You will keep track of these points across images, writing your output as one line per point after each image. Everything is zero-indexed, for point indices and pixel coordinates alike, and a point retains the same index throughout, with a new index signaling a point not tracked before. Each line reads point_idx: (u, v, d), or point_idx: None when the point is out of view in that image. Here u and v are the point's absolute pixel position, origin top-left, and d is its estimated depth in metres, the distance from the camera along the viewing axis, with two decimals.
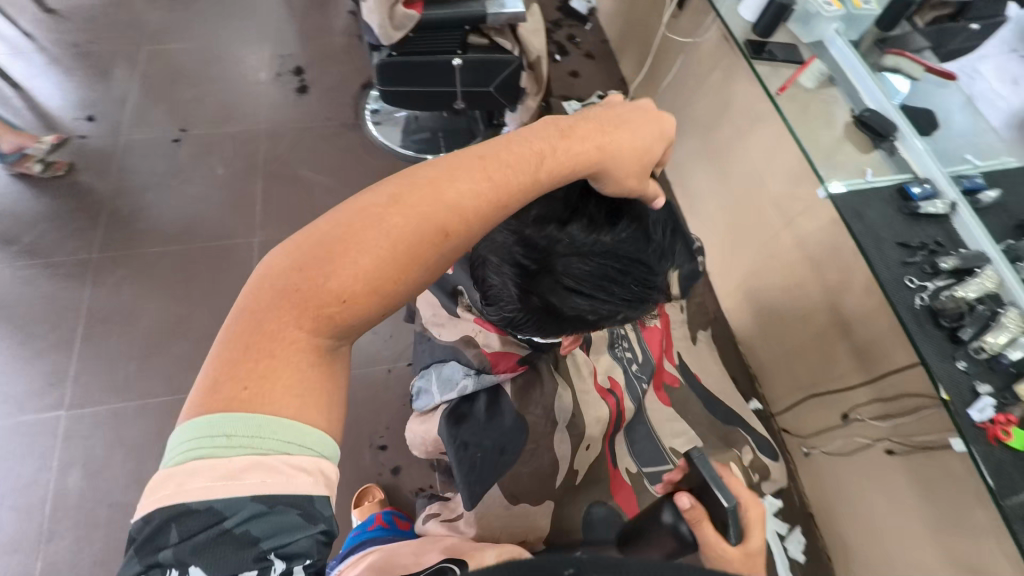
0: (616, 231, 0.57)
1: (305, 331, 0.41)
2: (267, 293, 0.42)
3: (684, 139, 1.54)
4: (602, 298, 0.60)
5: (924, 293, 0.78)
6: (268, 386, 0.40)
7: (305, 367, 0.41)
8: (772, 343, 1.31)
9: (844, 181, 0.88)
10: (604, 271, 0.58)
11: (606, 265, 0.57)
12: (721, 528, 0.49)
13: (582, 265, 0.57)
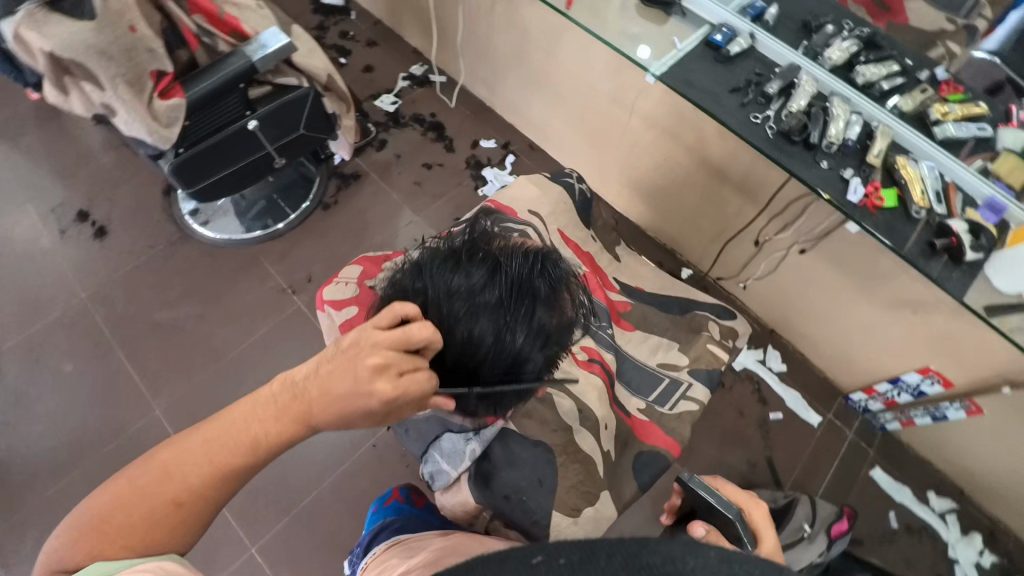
0: (503, 339, 0.65)
1: (192, 493, 0.52)
2: (169, 457, 0.52)
3: (503, 79, 1.53)
4: (495, 336, 0.65)
5: (771, 120, 0.86)
6: (157, 522, 0.51)
7: (199, 509, 0.53)
8: (672, 216, 1.41)
9: (662, 59, 0.93)
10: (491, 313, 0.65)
11: (492, 300, 0.65)
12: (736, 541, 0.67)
13: (465, 302, 0.65)
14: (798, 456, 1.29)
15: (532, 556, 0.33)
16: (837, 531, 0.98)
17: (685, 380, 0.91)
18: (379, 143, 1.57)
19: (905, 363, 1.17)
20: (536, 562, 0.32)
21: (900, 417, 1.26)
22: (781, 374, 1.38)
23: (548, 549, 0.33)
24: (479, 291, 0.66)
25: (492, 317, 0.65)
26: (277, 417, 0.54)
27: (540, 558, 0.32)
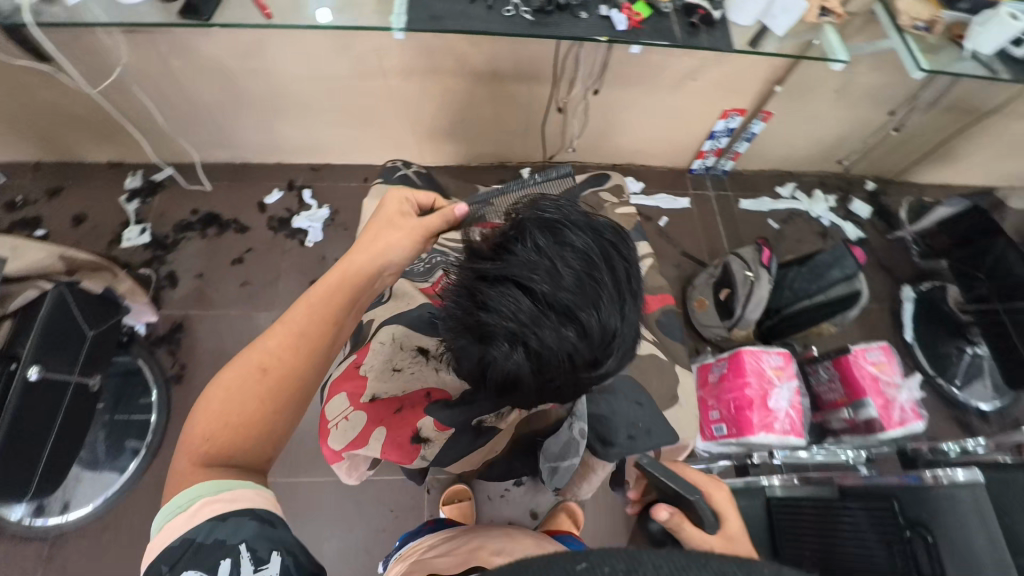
0: (532, 300, 0.53)
1: (274, 359, 0.59)
2: (234, 397, 0.57)
3: (235, 129, 1.32)
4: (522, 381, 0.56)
5: (520, 6, 0.90)
6: (246, 394, 0.56)
7: (244, 381, 0.57)
8: (481, 136, 1.43)
9: (396, 12, 0.90)
10: (522, 354, 0.53)
11: (521, 347, 0.53)
12: (700, 523, 0.65)
13: (500, 348, 0.54)
14: (697, 234, 1.53)
15: (577, 564, 0.27)
16: (766, 261, 1.16)
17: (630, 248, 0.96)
18: (169, 279, 1.31)
19: (711, 119, 1.40)
20: (581, 570, 0.26)
21: (730, 156, 1.53)
22: (644, 190, 1.57)
23: (596, 552, 0.27)
24: (501, 333, 0.53)
25: (530, 355, 0.53)
26: (327, 298, 0.63)
27: (585, 565, 0.27)
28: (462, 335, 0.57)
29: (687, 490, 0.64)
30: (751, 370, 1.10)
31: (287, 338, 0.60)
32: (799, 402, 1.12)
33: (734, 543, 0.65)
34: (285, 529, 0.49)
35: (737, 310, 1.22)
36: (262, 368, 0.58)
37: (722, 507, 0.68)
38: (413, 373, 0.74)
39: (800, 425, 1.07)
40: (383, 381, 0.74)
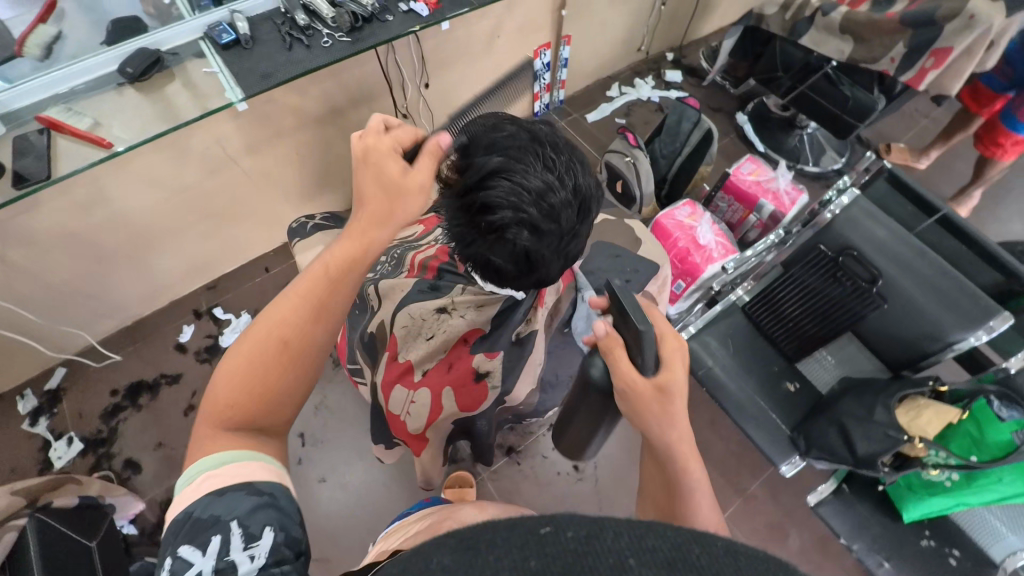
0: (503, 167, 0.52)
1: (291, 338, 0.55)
2: (260, 348, 0.54)
3: (111, 291, 1.23)
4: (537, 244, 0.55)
5: (335, 33, 0.97)
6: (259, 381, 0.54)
7: (265, 337, 0.55)
8: (351, 174, 1.48)
9: (227, 86, 0.92)
10: (535, 206, 0.52)
11: (530, 197, 0.52)
12: (630, 357, 0.56)
13: (508, 208, 0.52)
14: None
15: (543, 523, 0.23)
16: (633, 142, 1.40)
17: None
18: (130, 467, 1.19)
19: (529, 62, 1.56)
20: (545, 535, 0.22)
21: (559, 86, 1.71)
22: None
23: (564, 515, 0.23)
24: (508, 188, 0.52)
25: (545, 209, 0.53)
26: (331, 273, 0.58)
27: (550, 528, 0.22)
28: (463, 214, 0.55)
29: (641, 324, 0.53)
30: (672, 227, 1.30)
31: (303, 314, 0.56)
32: (722, 232, 1.31)
33: (658, 389, 0.55)
34: (286, 505, 0.50)
35: (637, 192, 1.40)
36: (286, 325, 0.55)
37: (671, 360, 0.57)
38: (447, 331, 0.63)
39: (729, 244, 1.28)
40: (421, 352, 0.64)
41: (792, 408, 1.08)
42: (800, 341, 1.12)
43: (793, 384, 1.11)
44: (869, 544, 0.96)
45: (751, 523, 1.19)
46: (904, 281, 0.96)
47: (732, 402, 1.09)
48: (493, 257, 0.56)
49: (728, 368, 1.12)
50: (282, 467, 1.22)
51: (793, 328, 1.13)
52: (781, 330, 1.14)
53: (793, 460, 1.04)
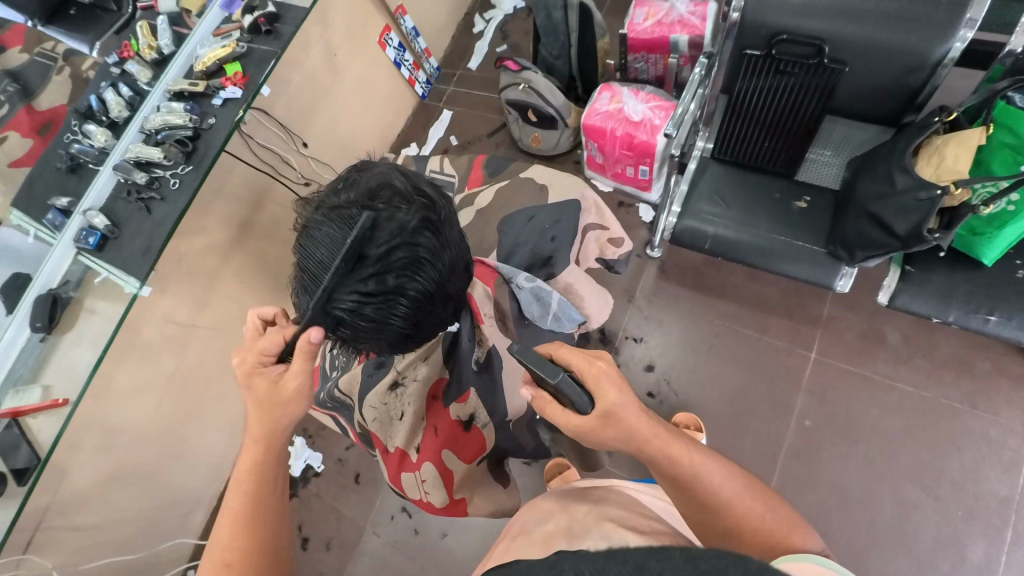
0: (397, 191, 0.49)
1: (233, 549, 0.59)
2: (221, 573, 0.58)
3: (179, 492, 1.28)
4: (385, 259, 0.46)
5: (176, 168, 0.92)
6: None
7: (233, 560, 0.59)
8: None
9: (122, 281, 0.90)
10: (356, 221, 0.47)
11: (340, 239, 0.46)
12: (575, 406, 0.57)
13: (386, 219, 0.47)
14: (478, 116, 1.59)
15: None
16: (517, 66, 1.27)
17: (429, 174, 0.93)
18: None
19: (381, 55, 1.44)
20: None
21: (425, 57, 1.59)
22: (420, 145, 1.62)
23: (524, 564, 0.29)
24: (350, 215, 0.47)
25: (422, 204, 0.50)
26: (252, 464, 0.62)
27: None
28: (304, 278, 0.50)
29: (552, 376, 0.54)
30: (603, 121, 1.19)
31: (239, 520, 0.60)
32: (651, 94, 1.18)
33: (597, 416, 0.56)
34: None
35: (551, 111, 1.29)
36: (240, 547, 0.59)
37: (602, 386, 0.56)
38: (411, 400, 0.61)
39: (665, 101, 1.16)
40: (404, 432, 0.61)
41: (813, 221, 0.97)
42: (784, 153, 1.00)
43: (801, 198, 0.99)
44: (973, 307, 0.85)
45: (844, 345, 1.11)
46: (849, 31, 0.82)
47: (749, 253, 0.99)
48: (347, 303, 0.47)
49: (729, 225, 1.01)
50: (407, 542, 1.25)
51: (768, 145, 1.00)
52: (758, 153, 1.02)
53: (845, 270, 0.93)
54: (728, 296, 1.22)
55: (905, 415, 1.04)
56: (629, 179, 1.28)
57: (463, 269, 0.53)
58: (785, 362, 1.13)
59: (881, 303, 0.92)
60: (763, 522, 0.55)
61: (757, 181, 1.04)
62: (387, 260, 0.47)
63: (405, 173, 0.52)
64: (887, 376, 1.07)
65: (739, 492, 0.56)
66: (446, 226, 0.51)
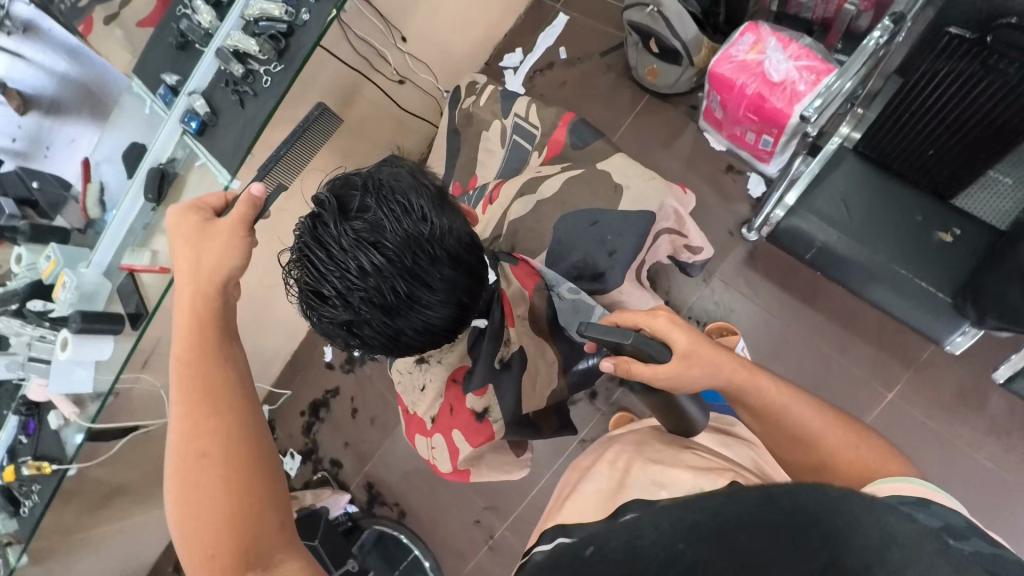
0: (384, 209, 0.48)
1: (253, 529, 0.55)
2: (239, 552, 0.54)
3: (261, 346, 1.49)
4: (378, 256, 0.47)
5: (269, 65, 0.92)
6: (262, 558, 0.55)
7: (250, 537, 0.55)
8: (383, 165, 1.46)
9: (216, 172, 0.96)
10: (380, 198, 0.49)
11: (320, 247, 0.48)
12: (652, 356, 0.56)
13: (360, 242, 0.47)
14: (597, 26, 1.39)
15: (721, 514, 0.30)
16: None
17: (511, 119, 0.84)
18: (335, 465, 1.51)
19: None
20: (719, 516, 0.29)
21: None
22: (525, 51, 1.46)
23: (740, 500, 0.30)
24: (333, 226, 0.48)
25: (406, 225, 0.48)
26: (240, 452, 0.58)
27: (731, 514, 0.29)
28: (309, 254, 0.49)
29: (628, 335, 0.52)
30: (733, 73, 1.00)
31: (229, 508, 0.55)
32: (803, 50, 0.96)
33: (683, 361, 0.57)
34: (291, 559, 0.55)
35: (675, 44, 1.10)
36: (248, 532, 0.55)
37: (670, 332, 0.58)
38: (432, 377, 0.61)
39: (820, 62, 0.94)
40: (423, 402, 0.63)
41: (952, 261, 0.80)
42: (948, 168, 0.80)
43: (950, 229, 0.81)
44: None
45: (934, 395, 0.98)
46: None
47: (854, 276, 0.86)
48: (362, 274, 0.47)
49: (842, 238, 0.87)
50: None
51: (932, 154, 0.80)
52: (913, 159, 0.83)
53: (967, 329, 0.79)
54: (816, 304, 1.08)
55: (974, 486, 0.94)
56: (749, 145, 1.10)
57: (451, 300, 0.51)
58: (855, 392, 1.03)
59: (998, 377, 0.79)
60: (860, 449, 0.57)
61: (899, 193, 0.86)
62: (356, 282, 0.48)
63: (408, 182, 0.50)
64: (971, 442, 0.95)
65: (830, 422, 0.59)
66: (431, 252, 0.49)
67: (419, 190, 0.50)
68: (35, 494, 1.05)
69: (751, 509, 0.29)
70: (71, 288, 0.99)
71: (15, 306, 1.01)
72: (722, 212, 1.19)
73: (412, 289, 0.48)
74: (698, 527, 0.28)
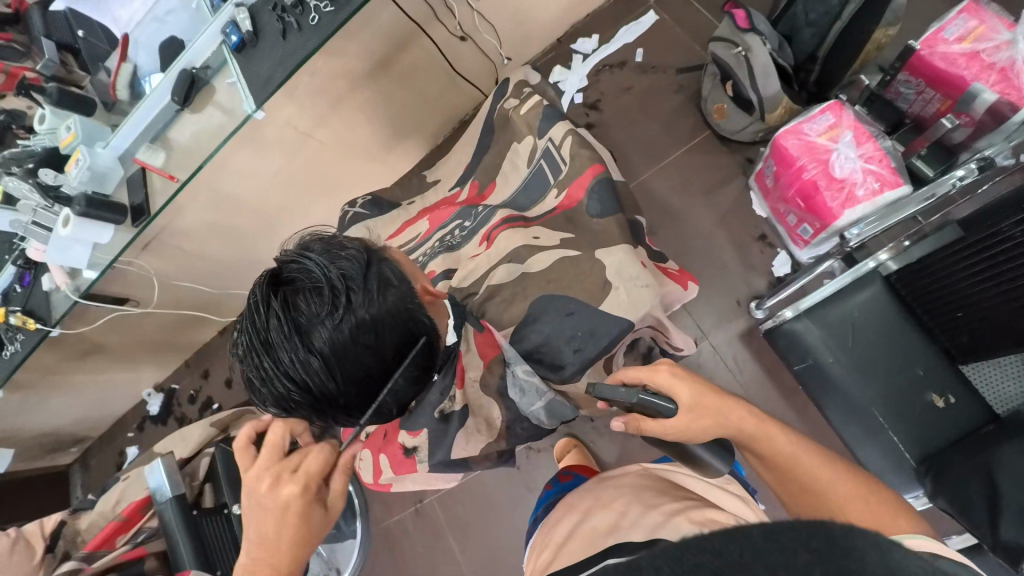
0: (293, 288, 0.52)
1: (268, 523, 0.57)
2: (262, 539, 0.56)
3: (261, 257, 1.52)
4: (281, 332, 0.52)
5: (320, 2, 0.86)
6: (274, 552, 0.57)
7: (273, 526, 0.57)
8: (422, 117, 1.41)
9: (244, 97, 0.94)
10: (320, 309, 0.51)
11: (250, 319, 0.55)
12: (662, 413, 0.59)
13: (269, 317, 0.52)
14: (683, 39, 1.28)
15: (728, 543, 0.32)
16: (745, 22, 0.96)
17: (545, 142, 0.80)
18: None
19: None
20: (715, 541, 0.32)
21: None
22: (602, 40, 1.35)
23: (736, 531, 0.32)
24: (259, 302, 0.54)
25: (306, 304, 0.51)
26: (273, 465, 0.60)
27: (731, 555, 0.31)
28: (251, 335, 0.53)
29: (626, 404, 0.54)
30: (798, 151, 0.93)
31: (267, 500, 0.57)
32: (876, 153, 0.88)
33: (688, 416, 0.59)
34: None
35: (752, 95, 1.02)
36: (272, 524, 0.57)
37: (673, 387, 0.60)
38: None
39: (891, 175, 0.87)
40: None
41: (934, 427, 0.77)
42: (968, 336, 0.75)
43: (946, 396, 0.77)
44: None
45: None
46: None
47: (833, 406, 0.84)
48: (293, 374, 0.53)
49: (836, 366, 0.83)
50: None
51: (959, 316, 0.75)
52: (938, 313, 0.78)
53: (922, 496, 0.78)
54: (793, 402, 1.07)
55: None
56: (787, 226, 1.04)
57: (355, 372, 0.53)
58: None
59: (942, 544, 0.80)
60: (875, 507, 0.53)
61: (912, 339, 0.81)
62: (267, 351, 0.53)
63: (322, 262, 0.53)
64: None
65: (849, 478, 0.56)
66: (327, 327, 0.51)
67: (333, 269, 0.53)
68: (19, 342, 1.15)
69: (751, 546, 0.31)
70: (84, 167, 0.98)
71: (29, 167, 1.02)
72: (737, 279, 1.15)
73: (337, 393, 0.54)
74: (698, 568, 0.30)
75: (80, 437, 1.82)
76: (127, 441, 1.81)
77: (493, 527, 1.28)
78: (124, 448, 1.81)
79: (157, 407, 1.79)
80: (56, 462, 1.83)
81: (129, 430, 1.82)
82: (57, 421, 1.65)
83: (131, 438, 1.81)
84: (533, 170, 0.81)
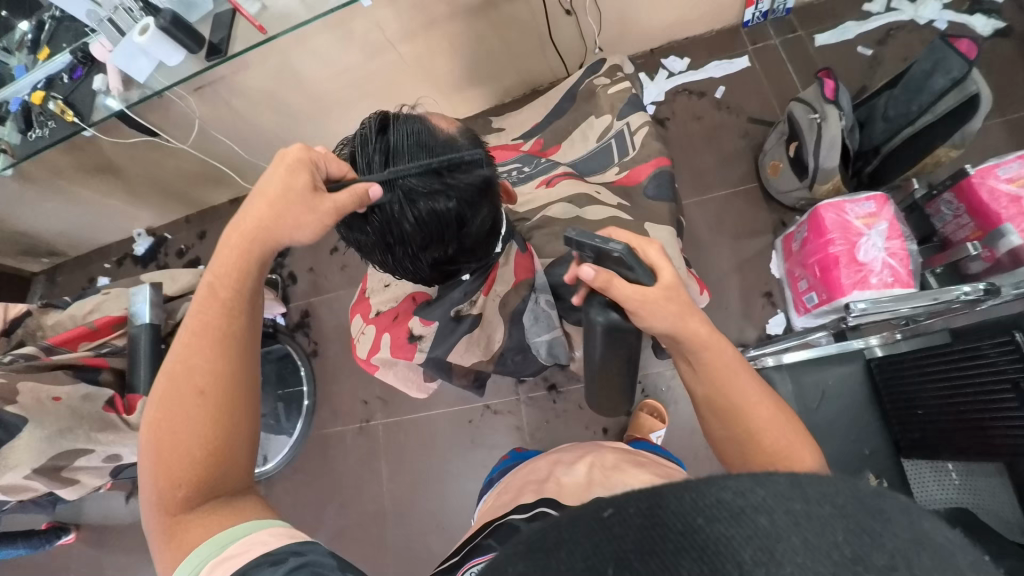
0: (410, 137, 0.55)
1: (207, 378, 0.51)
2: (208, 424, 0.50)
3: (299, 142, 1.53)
4: (385, 166, 0.54)
5: None
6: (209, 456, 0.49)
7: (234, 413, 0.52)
8: (501, 73, 1.45)
9: None
10: (428, 172, 0.53)
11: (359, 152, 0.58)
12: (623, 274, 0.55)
13: (378, 151, 0.55)
14: (764, 95, 1.34)
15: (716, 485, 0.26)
16: (831, 94, 1.01)
17: (621, 124, 0.84)
18: (291, 278, 1.61)
19: None
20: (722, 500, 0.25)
21: None
22: (691, 66, 1.40)
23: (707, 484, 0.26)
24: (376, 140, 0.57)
25: (418, 152, 0.54)
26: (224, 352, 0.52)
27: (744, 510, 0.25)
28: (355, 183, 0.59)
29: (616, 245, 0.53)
30: (832, 225, 0.98)
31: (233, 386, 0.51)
32: (902, 251, 0.95)
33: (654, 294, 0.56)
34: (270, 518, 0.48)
35: (811, 162, 1.07)
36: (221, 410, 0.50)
37: (658, 261, 0.58)
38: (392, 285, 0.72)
39: (904, 273, 0.94)
40: (377, 296, 0.74)
41: None
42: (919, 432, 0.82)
43: (879, 478, 0.84)
44: None
45: None
46: None
47: None
48: (378, 207, 0.55)
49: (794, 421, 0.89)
50: None
51: (918, 411, 0.82)
52: (900, 404, 0.85)
53: None
54: None
55: None
56: (796, 289, 1.12)
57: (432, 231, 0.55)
58: None
59: None
60: (786, 434, 0.55)
61: (869, 420, 0.88)
62: (363, 180, 0.55)
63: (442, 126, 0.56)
64: None
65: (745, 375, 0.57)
66: (425, 179, 0.53)
67: (449, 134, 0.55)
68: (47, 129, 1.16)
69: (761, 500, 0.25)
70: None
71: None
72: (731, 323, 1.21)
73: (405, 246, 0.57)
74: (695, 515, 0.24)
75: (55, 252, 1.81)
76: (101, 270, 1.81)
77: (428, 467, 1.33)
78: (95, 276, 1.80)
79: (142, 250, 1.79)
80: (23, 265, 1.81)
81: (106, 262, 1.82)
82: (43, 225, 1.64)
83: (105, 269, 1.80)
84: (602, 146, 0.85)
